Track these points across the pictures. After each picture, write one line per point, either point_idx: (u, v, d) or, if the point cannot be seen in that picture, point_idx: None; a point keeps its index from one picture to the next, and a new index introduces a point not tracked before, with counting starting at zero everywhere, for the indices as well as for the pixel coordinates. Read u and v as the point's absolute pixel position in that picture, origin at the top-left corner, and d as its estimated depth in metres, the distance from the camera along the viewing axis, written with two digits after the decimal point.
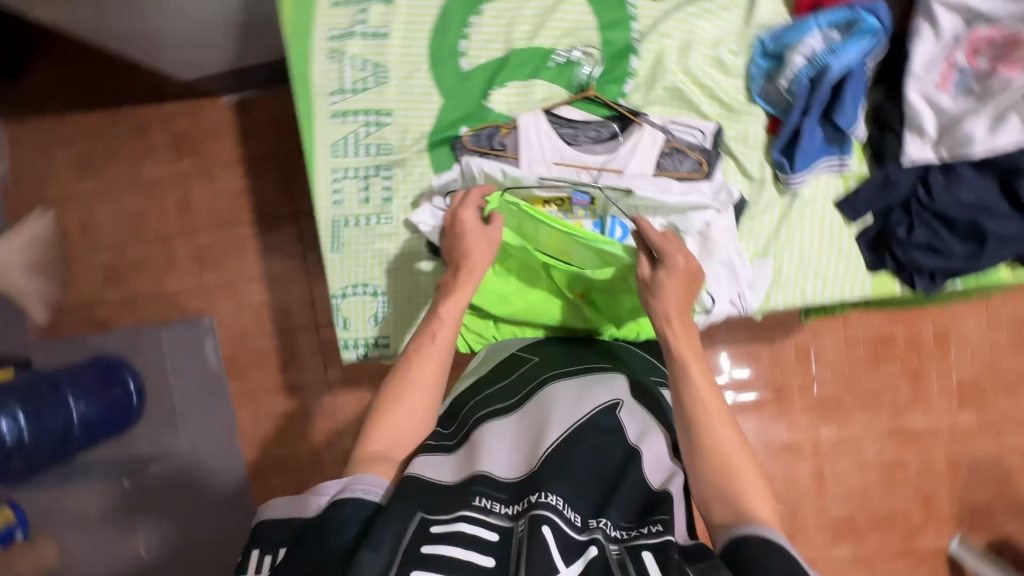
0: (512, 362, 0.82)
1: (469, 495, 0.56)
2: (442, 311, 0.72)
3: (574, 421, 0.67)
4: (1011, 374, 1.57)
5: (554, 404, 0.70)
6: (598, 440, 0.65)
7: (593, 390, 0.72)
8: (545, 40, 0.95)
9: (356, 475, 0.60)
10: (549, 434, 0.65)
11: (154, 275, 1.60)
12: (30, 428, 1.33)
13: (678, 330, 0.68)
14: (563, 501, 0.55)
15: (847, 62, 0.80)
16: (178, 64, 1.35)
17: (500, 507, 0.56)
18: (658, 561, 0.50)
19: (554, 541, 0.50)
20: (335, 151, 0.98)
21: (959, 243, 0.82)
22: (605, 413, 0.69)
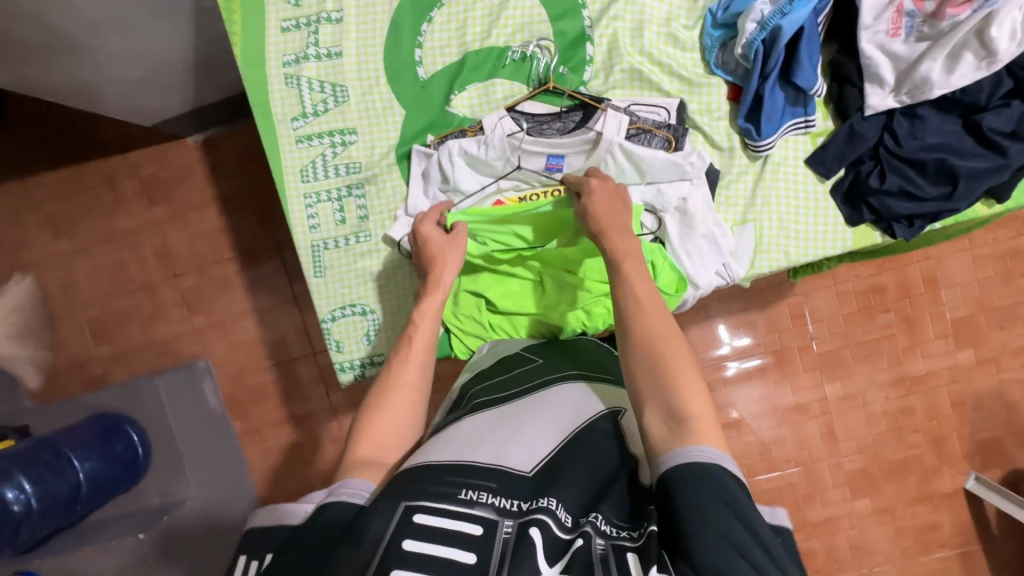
0: (510, 362, 0.83)
1: (455, 487, 0.54)
2: (417, 317, 0.80)
3: (575, 426, 0.65)
4: (1002, 307, 1.59)
5: (554, 403, 0.69)
6: (597, 438, 0.64)
7: (594, 395, 0.72)
8: (499, 39, 0.94)
9: (342, 480, 0.59)
10: (551, 436, 0.63)
11: (142, 325, 1.58)
12: (37, 494, 1.31)
13: (616, 240, 0.76)
14: (560, 503, 0.55)
15: (798, 22, 0.81)
16: (135, 110, 1.33)
17: (487, 496, 0.54)
18: (637, 556, 0.50)
19: (542, 546, 0.50)
20: (305, 176, 0.97)
21: (931, 186, 0.84)
22: (606, 417, 0.68)
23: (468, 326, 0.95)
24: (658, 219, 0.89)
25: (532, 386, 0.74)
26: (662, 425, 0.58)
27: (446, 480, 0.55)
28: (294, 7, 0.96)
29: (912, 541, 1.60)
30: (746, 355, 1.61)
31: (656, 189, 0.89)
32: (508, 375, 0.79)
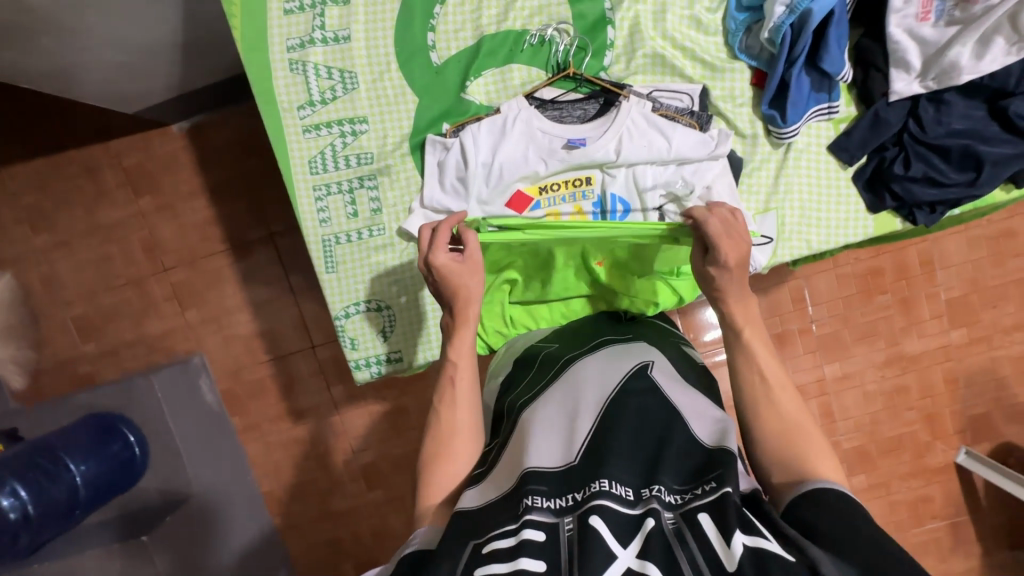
0: (528, 359, 0.81)
1: (519, 503, 0.54)
2: (454, 355, 0.69)
3: (603, 400, 0.64)
4: (995, 287, 1.63)
5: (579, 383, 0.68)
6: (637, 407, 0.62)
7: (622, 357, 0.71)
8: (516, 22, 0.91)
9: (414, 530, 0.59)
10: (584, 418, 0.63)
11: (133, 321, 1.53)
12: (34, 501, 1.20)
13: (735, 304, 0.67)
14: (615, 481, 0.53)
15: (828, 5, 0.79)
16: (118, 97, 1.26)
17: (540, 501, 0.53)
18: (714, 521, 0.48)
19: (608, 528, 0.48)
20: (313, 168, 0.93)
21: (956, 173, 0.84)
22: (638, 374, 0.67)
23: (490, 313, 0.93)
24: (681, 209, 0.89)
25: (555, 373, 0.73)
26: (785, 479, 0.58)
27: (508, 513, 0.54)
28: None
29: (905, 514, 1.66)
30: None
31: (681, 177, 0.88)
32: (533, 373, 0.77)
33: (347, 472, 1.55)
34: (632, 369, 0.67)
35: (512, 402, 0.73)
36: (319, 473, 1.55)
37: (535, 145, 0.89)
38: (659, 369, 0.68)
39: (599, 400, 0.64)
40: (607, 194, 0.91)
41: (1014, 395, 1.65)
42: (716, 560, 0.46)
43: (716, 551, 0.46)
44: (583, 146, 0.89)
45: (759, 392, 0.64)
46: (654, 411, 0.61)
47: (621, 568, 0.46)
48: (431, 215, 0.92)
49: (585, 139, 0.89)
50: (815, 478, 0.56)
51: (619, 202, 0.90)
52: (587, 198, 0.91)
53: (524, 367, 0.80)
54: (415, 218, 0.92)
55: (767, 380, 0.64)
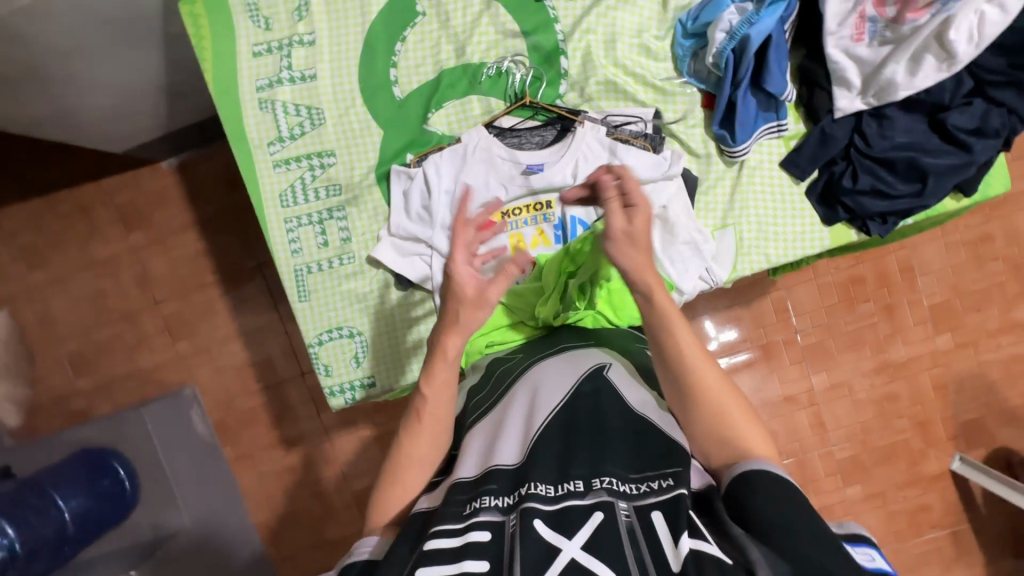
0: (490, 371, 0.81)
1: (470, 500, 0.55)
2: (425, 388, 0.65)
3: (558, 402, 0.64)
4: (976, 291, 1.63)
5: (538, 384, 0.68)
6: (586, 409, 0.63)
7: (579, 359, 0.71)
8: (474, 55, 0.95)
9: (359, 538, 0.60)
10: (537, 416, 0.63)
11: (125, 355, 1.55)
12: (22, 537, 1.16)
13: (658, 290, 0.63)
14: (537, 482, 0.54)
15: (766, 29, 0.82)
16: (108, 138, 1.31)
17: (490, 500, 0.54)
18: (666, 521, 0.49)
19: (548, 528, 0.49)
20: (284, 202, 0.97)
21: (903, 184, 0.86)
22: (591, 376, 0.67)
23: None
24: None
25: (511, 378, 0.73)
26: (723, 459, 0.58)
27: (452, 508, 0.55)
28: (265, 32, 0.95)
29: (904, 524, 1.63)
30: (734, 350, 1.63)
31: None
32: (493, 381, 0.77)
33: (338, 498, 1.55)
34: (588, 370, 0.68)
35: (469, 413, 0.73)
36: (311, 500, 1.55)
37: (496, 172, 0.93)
38: (615, 369, 0.68)
39: (553, 404, 0.64)
40: (567, 218, 0.93)
41: (1005, 399, 1.64)
42: (662, 559, 0.47)
43: (663, 550, 0.47)
44: (540, 172, 0.92)
45: (681, 380, 0.61)
46: (609, 411, 0.62)
47: (565, 560, 0.47)
48: (399, 242, 0.95)
49: (543, 164, 0.92)
50: (750, 460, 0.56)
51: (579, 224, 0.93)
52: (548, 221, 0.94)
53: (485, 377, 0.80)
54: (383, 246, 0.95)
55: (688, 365, 0.61)
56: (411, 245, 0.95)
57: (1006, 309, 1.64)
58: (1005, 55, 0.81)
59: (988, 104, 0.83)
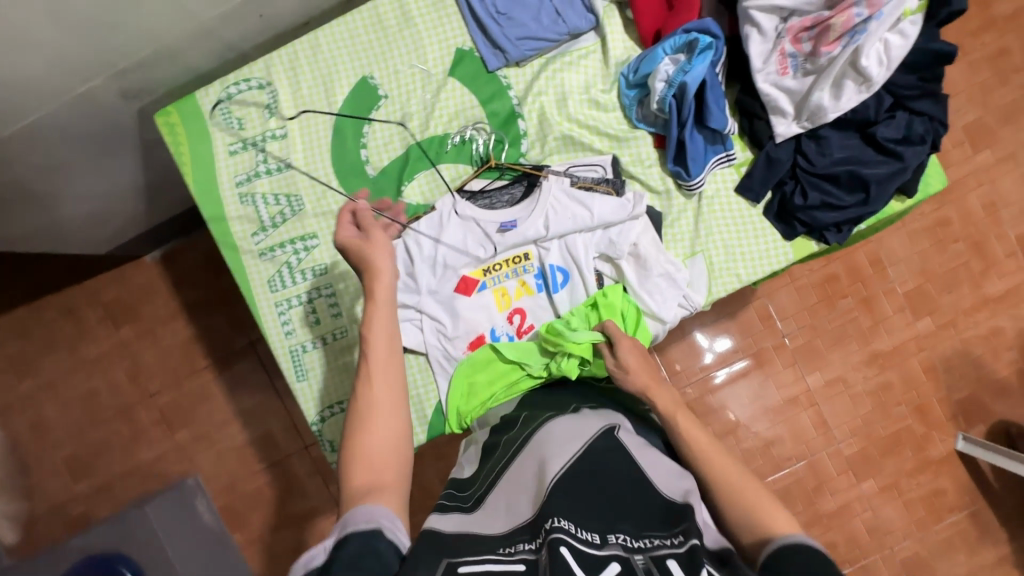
0: (508, 423, 0.86)
1: (497, 543, 0.59)
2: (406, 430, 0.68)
3: (572, 455, 0.67)
4: (947, 273, 1.69)
5: (550, 441, 0.71)
6: (602, 460, 0.66)
7: (589, 420, 0.75)
8: (437, 128, 1.01)
9: (344, 517, 0.61)
10: (553, 466, 0.66)
11: (124, 452, 1.54)
12: None
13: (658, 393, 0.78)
14: (562, 518, 0.57)
15: (700, 75, 0.90)
16: (92, 240, 1.34)
17: (522, 546, 0.58)
18: (683, 567, 0.52)
19: (574, 558, 0.53)
20: (273, 286, 1.00)
21: (849, 195, 0.93)
22: (604, 435, 0.70)
23: (464, 389, 0.97)
24: (615, 266, 0.97)
25: (522, 439, 0.76)
26: (755, 540, 0.60)
27: (483, 545, 0.59)
28: (238, 131, 1.00)
29: (922, 510, 1.65)
30: (729, 360, 1.67)
31: (608, 240, 0.96)
32: (508, 439, 0.80)
33: None
34: (599, 430, 0.71)
35: (489, 468, 0.75)
36: None
37: (471, 233, 0.98)
38: (625, 432, 0.72)
39: (567, 458, 0.67)
40: (546, 267, 0.98)
41: (994, 372, 1.68)
42: None
43: None
44: (514, 228, 0.97)
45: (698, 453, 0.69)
46: (625, 467, 0.65)
47: None
48: (413, 322, 0.98)
49: (515, 221, 0.97)
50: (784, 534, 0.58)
51: (558, 270, 0.98)
52: (528, 272, 0.99)
53: (500, 434, 0.84)
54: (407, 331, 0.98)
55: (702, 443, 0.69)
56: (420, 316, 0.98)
57: (977, 286, 1.69)
58: (914, 71, 0.90)
59: (910, 114, 0.91)
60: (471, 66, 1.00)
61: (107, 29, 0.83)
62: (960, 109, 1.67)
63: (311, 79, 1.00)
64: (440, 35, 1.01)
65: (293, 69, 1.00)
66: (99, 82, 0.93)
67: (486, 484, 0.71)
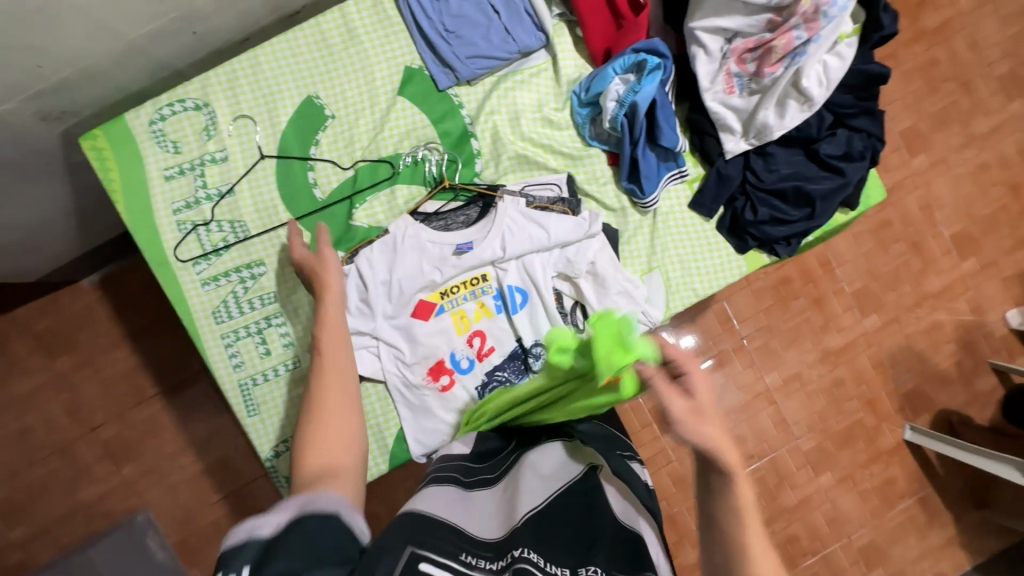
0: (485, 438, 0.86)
1: (457, 550, 0.59)
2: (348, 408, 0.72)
3: (552, 492, 0.70)
4: (890, 272, 1.77)
5: (536, 473, 0.74)
6: (578, 502, 0.69)
7: (569, 458, 0.76)
8: (387, 148, 0.98)
9: (306, 497, 0.58)
10: (533, 500, 0.68)
11: (64, 492, 1.43)
12: None
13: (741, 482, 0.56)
14: (531, 549, 0.59)
15: (649, 94, 0.90)
16: (18, 268, 1.24)
17: (482, 562, 0.58)
18: None
19: None
20: (218, 317, 0.95)
21: (796, 209, 0.95)
22: (591, 473, 0.73)
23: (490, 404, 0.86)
24: (574, 285, 0.97)
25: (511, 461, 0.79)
26: None
27: (443, 543, 0.59)
28: (174, 154, 0.95)
29: (876, 499, 1.72)
30: None
31: (566, 259, 0.96)
32: (495, 455, 0.81)
33: None
34: (581, 470, 0.73)
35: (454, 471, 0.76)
36: None
37: (427, 256, 0.95)
38: (607, 474, 0.74)
39: (547, 492, 0.70)
40: (505, 288, 0.97)
41: (936, 365, 1.77)
42: None
43: None
44: (471, 250, 0.96)
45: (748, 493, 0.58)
46: (599, 507, 0.67)
47: None
48: (371, 348, 0.95)
49: (471, 242, 0.96)
50: None
51: (517, 291, 0.96)
52: (487, 293, 0.98)
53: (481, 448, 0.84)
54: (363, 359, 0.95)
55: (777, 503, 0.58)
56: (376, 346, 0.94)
57: (918, 283, 1.77)
58: (851, 91, 0.93)
59: (850, 131, 0.95)
60: (421, 84, 0.98)
61: (21, 51, 0.77)
62: (896, 116, 1.76)
63: (252, 98, 0.96)
64: (388, 53, 0.98)
65: (232, 89, 0.95)
66: (14, 105, 0.85)
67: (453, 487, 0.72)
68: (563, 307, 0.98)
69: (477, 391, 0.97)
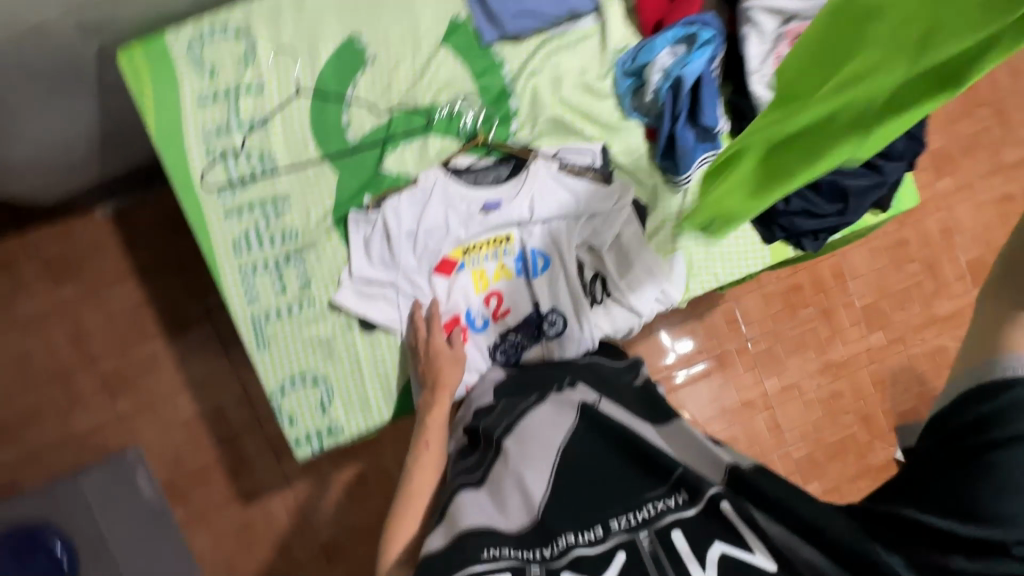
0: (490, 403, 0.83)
1: (479, 549, 0.60)
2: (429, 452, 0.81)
3: (558, 448, 0.69)
4: (901, 291, 1.76)
5: (534, 435, 0.71)
6: (586, 446, 0.69)
7: (567, 404, 0.75)
8: (425, 97, 0.97)
9: None
10: (543, 469, 0.68)
11: (57, 419, 1.42)
12: None
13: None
14: (569, 532, 0.62)
15: (697, 69, 0.90)
16: (37, 188, 1.23)
17: (509, 550, 0.61)
18: (685, 538, 0.58)
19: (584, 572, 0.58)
20: (238, 250, 0.94)
21: (829, 204, 0.96)
22: (584, 415, 0.72)
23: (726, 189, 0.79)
24: (596, 256, 0.96)
25: (504, 423, 0.74)
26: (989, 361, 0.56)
27: (468, 553, 0.59)
28: (210, 79, 0.93)
29: None
30: (691, 360, 1.69)
31: (592, 229, 0.95)
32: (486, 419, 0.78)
33: (304, 552, 1.48)
34: (580, 413, 0.73)
35: (462, 467, 0.73)
36: (274, 558, 1.47)
37: (453, 211, 0.95)
38: (605, 404, 0.74)
39: (552, 453, 0.69)
40: (527, 250, 0.96)
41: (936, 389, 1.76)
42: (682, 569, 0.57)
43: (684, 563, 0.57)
44: (498, 208, 0.95)
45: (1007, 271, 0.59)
46: (609, 446, 0.69)
47: None
48: (387, 299, 0.95)
49: (500, 201, 0.95)
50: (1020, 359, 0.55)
51: (539, 255, 0.96)
52: (508, 255, 0.97)
53: (477, 416, 0.81)
54: (377, 307, 0.94)
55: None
56: (389, 296, 0.95)
57: (927, 306, 1.77)
58: None
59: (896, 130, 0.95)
60: (465, 37, 0.97)
61: None
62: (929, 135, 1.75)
63: (294, 31, 0.94)
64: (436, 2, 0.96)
65: (275, 20, 0.94)
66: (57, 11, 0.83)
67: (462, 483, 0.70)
68: (583, 278, 0.97)
69: (489, 351, 0.96)
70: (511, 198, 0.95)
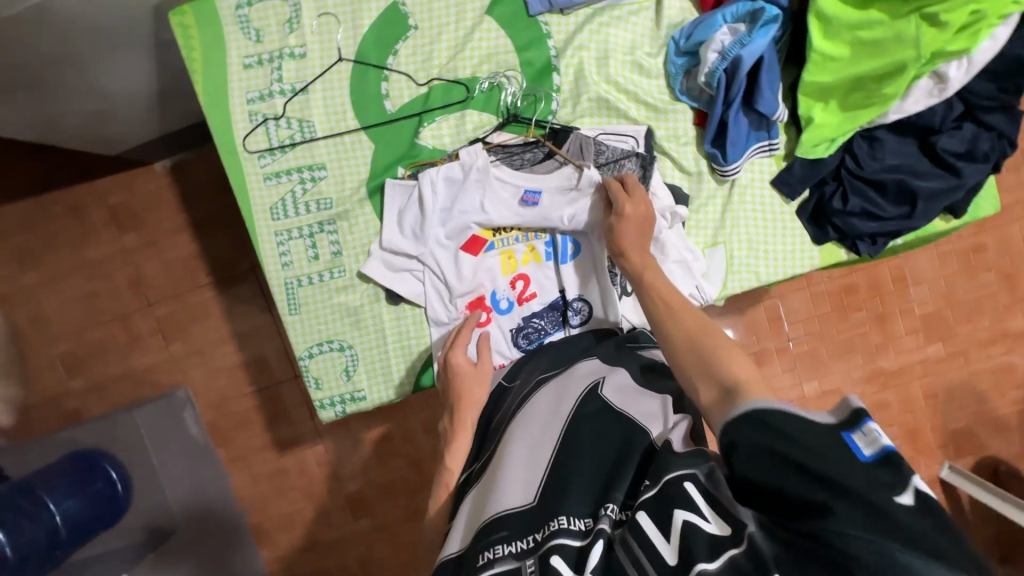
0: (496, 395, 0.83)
1: (479, 553, 0.57)
2: (451, 458, 0.77)
3: (559, 429, 0.65)
4: (970, 300, 1.60)
5: (531, 420, 0.68)
6: (584, 429, 0.64)
7: (572, 382, 0.72)
8: (464, 69, 0.94)
9: None
10: (541, 455, 0.63)
11: (118, 357, 1.53)
12: (64, 521, 1.13)
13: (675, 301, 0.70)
14: (569, 516, 0.55)
15: (756, 52, 0.83)
16: (103, 143, 1.29)
17: (503, 548, 0.56)
18: (654, 521, 0.52)
19: (568, 565, 0.51)
20: (275, 214, 0.96)
21: (892, 205, 0.92)
22: (590, 397, 0.67)
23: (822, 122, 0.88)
24: None
25: (507, 415, 0.74)
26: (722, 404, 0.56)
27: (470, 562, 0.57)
28: (256, 44, 0.94)
29: None
30: None
31: None
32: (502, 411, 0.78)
33: (331, 500, 1.57)
34: (582, 392, 0.69)
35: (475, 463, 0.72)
36: (304, 503, 1.57)
37: (492, 194, 0.92)
38: (610, 385, 0.69)
39: (555, 434, 0.65)
40: (558, 236, 0.96)
41: (997, 409, 1.62)
42: (660, 558, 0.50)
43: (657, 547, 0.50)
44: (535, 198, 0.92)
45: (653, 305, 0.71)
46: (610, 433, 0.63)
47: None
48: (418, 275, 0.96)
49: (540, 192, 0.92)
50: (751, 401, 0.53)
51: (569, 242, 0.96)
52: (539, 239, 0.96)
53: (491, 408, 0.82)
54: (408, 282, 0.96)
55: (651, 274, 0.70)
56: (418, 271, 0.95)
57: (998, 319, 1.61)
58: (994, 80, 0.88)
59: (978, 128, 0.90)
60: (510, 7, 0.93)
61: None
62: None
63: None
64: None
65: None
66: None
67: (474, 478, 0.70)
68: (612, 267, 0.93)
69: (511, 335, 0.96)
70: (546, 188, 0.91)
